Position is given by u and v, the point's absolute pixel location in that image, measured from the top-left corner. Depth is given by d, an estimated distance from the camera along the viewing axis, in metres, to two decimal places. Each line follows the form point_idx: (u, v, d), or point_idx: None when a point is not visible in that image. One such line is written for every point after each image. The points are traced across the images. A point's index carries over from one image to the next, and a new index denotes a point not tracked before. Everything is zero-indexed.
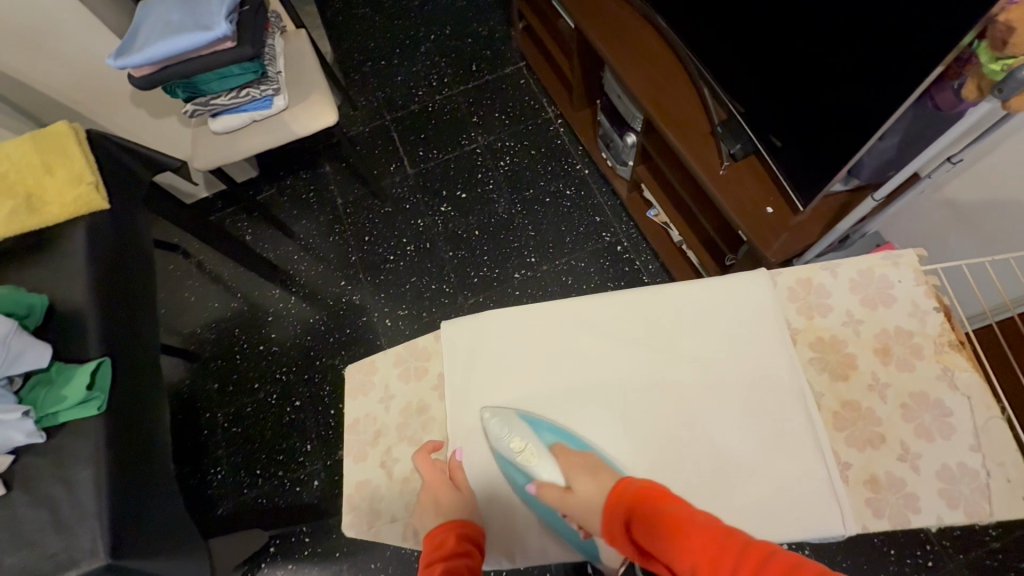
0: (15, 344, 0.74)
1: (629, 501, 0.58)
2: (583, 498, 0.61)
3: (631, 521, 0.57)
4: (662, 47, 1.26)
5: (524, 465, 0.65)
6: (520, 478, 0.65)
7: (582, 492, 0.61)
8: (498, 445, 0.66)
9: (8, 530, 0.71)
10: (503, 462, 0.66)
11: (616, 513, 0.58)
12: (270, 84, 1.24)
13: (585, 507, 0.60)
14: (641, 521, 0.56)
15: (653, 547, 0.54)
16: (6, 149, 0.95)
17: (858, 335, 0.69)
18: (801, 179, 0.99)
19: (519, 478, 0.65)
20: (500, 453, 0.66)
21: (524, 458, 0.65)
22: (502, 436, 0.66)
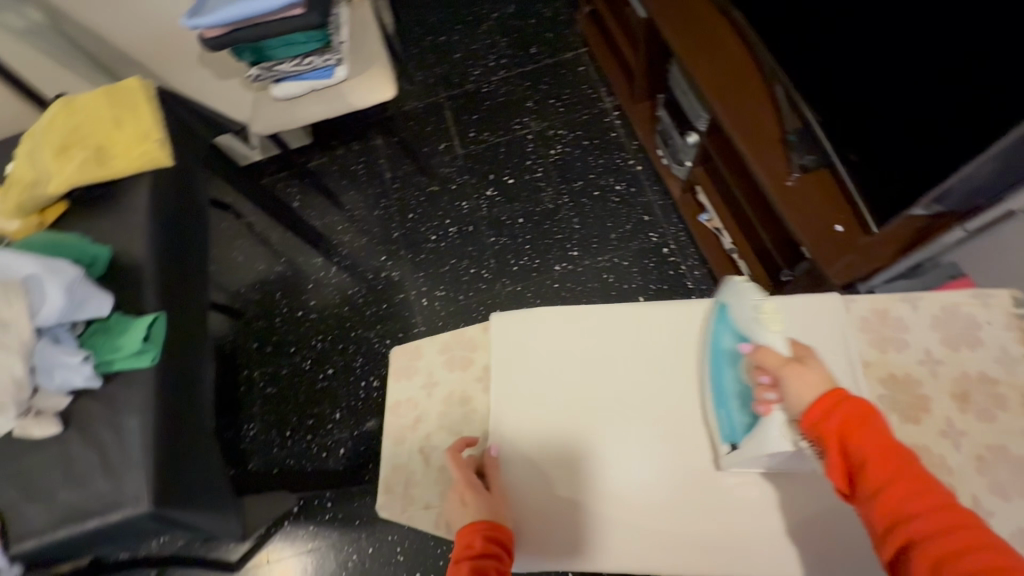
0: (79, 292, 0.77)
1: (856, 414, 0.55)
2: (798, 372, 0.58)
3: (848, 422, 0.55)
4: (736, 43, 1.19)
5: (750, 326, 0.65)
6: (734, 337, 0.67)
7: (804, 371, 0.58)
8: (732, 302, 0.68)
9: (62, 467, 0.75)
10: (722, 318, 0.69)
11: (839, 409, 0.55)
12: (333, 53, 1.24)
13: (796, 382, 0.58)
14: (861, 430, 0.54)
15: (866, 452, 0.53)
16: (82, 101, 0.98)
17: (935, 376, 0.64)
18: (878, 197, 0.93)
19: (731, 337, 0.68)
20: (731, 309, 0.68)
21: (757, 320, 0.64)
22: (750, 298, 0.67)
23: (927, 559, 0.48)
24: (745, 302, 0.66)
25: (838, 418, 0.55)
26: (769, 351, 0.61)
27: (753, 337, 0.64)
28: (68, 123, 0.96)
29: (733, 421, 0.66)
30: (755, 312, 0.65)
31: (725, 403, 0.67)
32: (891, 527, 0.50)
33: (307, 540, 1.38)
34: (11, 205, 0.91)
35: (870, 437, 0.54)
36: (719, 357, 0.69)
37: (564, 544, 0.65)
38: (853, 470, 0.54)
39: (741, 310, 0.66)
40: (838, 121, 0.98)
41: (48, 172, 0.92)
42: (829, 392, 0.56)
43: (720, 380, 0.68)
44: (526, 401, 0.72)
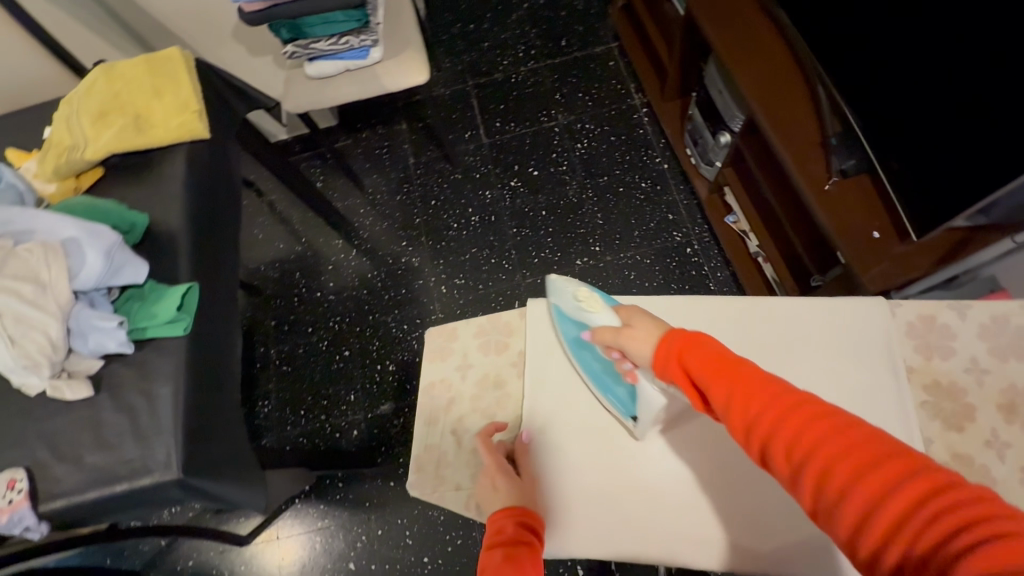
0: (117, 257, 0.77)
1: (682, 346, 0.57)
2: (632, 337, 0.62)
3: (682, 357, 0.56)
4: (776, 42, 1.18)
5: (581, 313, 0.69)
6: (573, 327, 0.71)
7: (633, 336, 0.62)
8: (557, 301, 0.72)
9: (92, 429, 0.75)
10: (559, 315, 0.73)
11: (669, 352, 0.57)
12: (369, 34, 1.24)
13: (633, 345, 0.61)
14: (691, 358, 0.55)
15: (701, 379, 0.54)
16: (122, 68, 0.98)
17: (980, 385, 0.64)
18: (919, 206, 0.92)
19: (573, 328, 0.71)
20: (562, 306, 0.72)
21: (583, 306, 0.69)
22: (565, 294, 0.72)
23: (784, 449, 0.46)
24: (565, 296, 0.72)
25: (675, 348, 0.57)
26: (605, 328, 0.65)
27: (588, 320, 0.68)
28: (108, 90, 0.96)
29: (619, 396, 0.67)
30: (575, 300, 0.71)
31: (603, 383, 0.68)
32: (748, 432, 0.49)
33: (317, 518, 1.39)
34: (48, 167, 0.92)
35: (702, 354, 0.54)
36: (575, 347, 0.71)
37: (594, 536, 0.65)
38: (703, 388, 0.54)
39: (567, 302, 0.71)
40: (882, 126, 0.97)
41: (88, 138, 0.92)
42: (660, 337, 0.59)
43: (589, 366, 0.69)
44: (561, 391, 0.72)
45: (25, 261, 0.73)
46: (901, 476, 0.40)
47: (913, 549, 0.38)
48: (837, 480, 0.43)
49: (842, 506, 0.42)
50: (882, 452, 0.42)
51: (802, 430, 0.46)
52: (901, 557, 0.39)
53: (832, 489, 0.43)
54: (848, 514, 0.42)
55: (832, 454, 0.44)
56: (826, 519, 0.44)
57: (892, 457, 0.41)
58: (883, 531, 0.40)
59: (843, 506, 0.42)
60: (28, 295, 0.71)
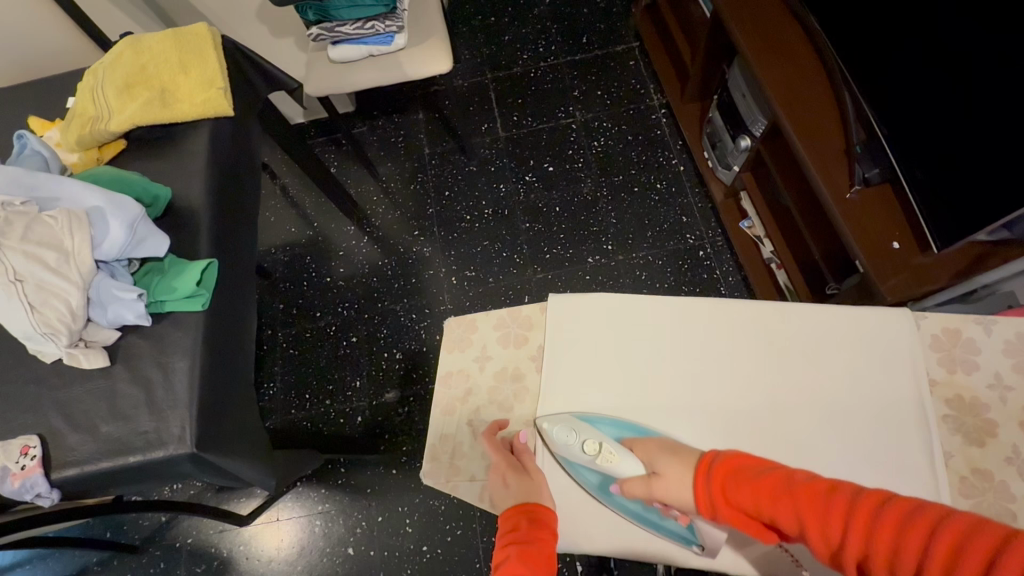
0: (140, 229, 0.77)
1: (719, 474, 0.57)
2: (669, 483, 0.59)
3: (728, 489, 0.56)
4: (805, 47, 1.17)
5: (600, 466, 0.63)
6: (594, 476, 0.65)
7: (668, 480, 0.59)
8: (568, 454, 0.65)
9: (107, 401, 0.75)
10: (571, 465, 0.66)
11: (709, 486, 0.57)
12: (395, 21, 1.23)
13: (673, 491, 0.59)
14: (738, 488, 0.56)
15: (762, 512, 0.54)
16: (149, 42, 0.98)
17: (1003, 403, 0.64)
18: (942, 218, 0.91)
19: (594, 476, 0.65)
20: (573, 459, 0.65)
21: (600, 461, 0.63)
22: (571, 444, 0.65)
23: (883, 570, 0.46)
24: (573, 451, 0.64)
25: (718, 477, 0.57)
26: (635, 481, 0.61)
27: (611, 472, 0.63)
28: (134, 63, 0.96)
29: (673, 530, 0.62)
30: (586, 453, 0.64)
31: (652, 523, 0.63)
32: (838, 557, 0.49)
33: (317, 502, 1.40)
34: (71, 137, 0.92)
35: (749, 483, 0.55)
36: (604, 492, 0.64)
37: (606, 530, 0.64)
38: (768, 518, 0.54)
39: (577, 455, 0.64)
40: (909, 137, 0.96)
41: (112, 110, 0.92)
42: (696, 479, 0.58)
43: (627, 509, 0.63)
44: (579, 385, 0.70)
45: (50, 229, 0.73)
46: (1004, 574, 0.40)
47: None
48: None
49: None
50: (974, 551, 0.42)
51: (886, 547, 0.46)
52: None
53: None
54: None
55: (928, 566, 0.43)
56: None
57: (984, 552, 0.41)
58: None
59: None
60: (51, 262, 0.72)
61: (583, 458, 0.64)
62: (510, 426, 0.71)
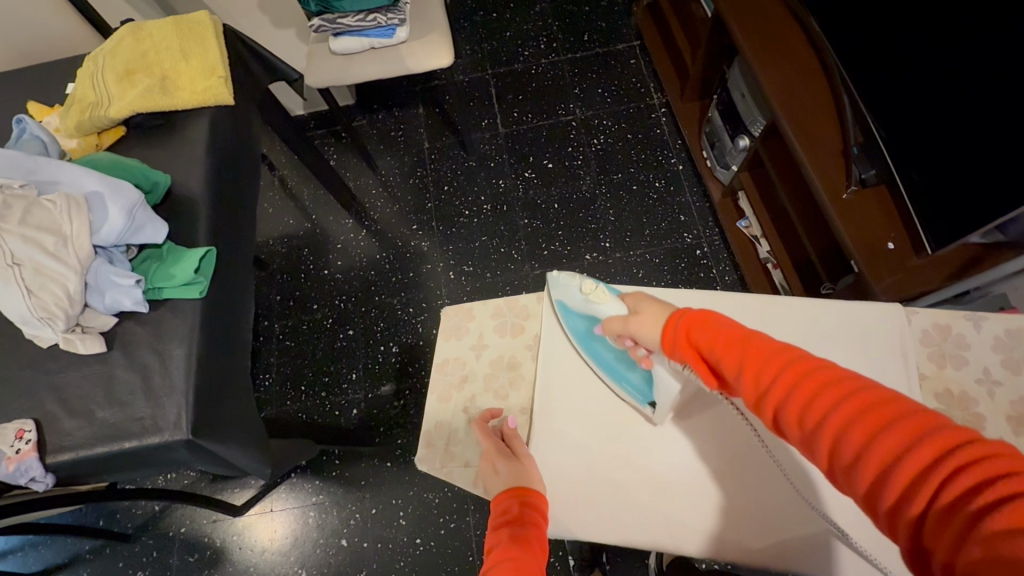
0: (139, 216, 0.77)
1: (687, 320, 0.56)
2: (642, 322, 0.60)
3: (690, 332, 0.55)
4: (805, 48, 1.18)
5: (589, 307, 0.67)
6: (581, 321, 0.70)
7: (643, 321, 0.60)
8: (565, 297, 0.71)
9: (104, 385, 0.76)
10: (564, 310, 0.71)
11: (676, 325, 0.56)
12: (397, 14, 1.23)
13: (643, 329, 0.60)
14: (699, 332, 0.54)
15: (711, 354, 0.52)
16: (150, 29, 0.98)
17: (991, 397, 0.64)
18: (937, 220, 0.92)
19: (581, 320, 0.70)
20: (570, 301, 0.70)
21: (590, 299, 0.67)
22: (572, 289, 0.70)
23: (799, 420, 0.45)
24: (571, 290, 0.69)
25: (686, 321, 0.56)
26: (613, 320, 0.64)
27: (597, 314, 0.67)
28: (135, 49, 0.96)
29: (635, 384, 0.67)
30: (582, 293, 0.68)
31: (617, 374, 0.68)
32: (759, 401, 0.48)
33: (311, 494, 1.40)
34: (71, 123, 0.91)
35: (714, 327, 0.53)
36: (586, 338, 0.70)
37: (599, 520, 0.65)
38: (715, 362, 0.52)
39: (574, 295, 0.70)
40: (906, 138, 0.97)
41: (112, 95, 0.92)
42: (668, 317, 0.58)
43: (601, 357, 0.69)
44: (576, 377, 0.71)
45: (49, 212, 0.73)
46: (916, 426, 0.39)
47: (925, 510, 0.36)
48: (854, 441, 0.41)
49: (858, 466, 0.40)
50: (895, 409, 0.40)
51: (809, 399, 0.44)
52: (919, 516, 0.36)
53: (847, 452, 0.41)
54: (868, 473, 0.40)
55: (841, 420, 0.42)
56: (844, 482, 0.42)
57: (905, 416, 0.39)
58: (901, 488, 0.38)
59: (859, 470, 0.40)
60: (49, 247, 0.71)
61: (579, 298, 0.68)
62: (502, 413, 0.72)
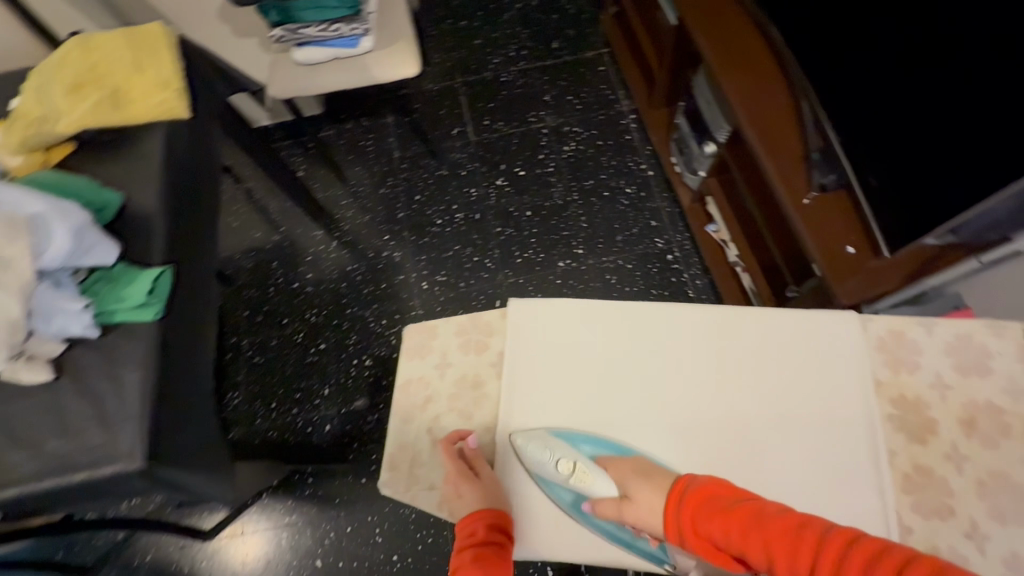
0: (88, 237, 0.74)
1: (691, 499, 0.59)
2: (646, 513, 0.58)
3: (699, 519, 0.58)
4: (765, 57, 1.20)
5: (574, 486, 0.64)
6: (571, 498, 0.65)
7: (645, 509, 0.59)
8: (540, 468, 0.65)
9: (51, 416, 0.72)
10: (546, 484, 0.65)
11: (679, 514, 0.59)
12: (361, 23, 1.22)
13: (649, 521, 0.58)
14: (706, 519, 0.58)
15: (729, 545, 0.56)
16: (99, 41, 0.94)
17: (944, 401, 0.66)
18: (895, 223, 0.95)
19: (569, 495, 0.64)
20: (548, 476, 0.65)
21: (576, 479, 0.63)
22: (545, 462, 0.65)
23: None
24: (547, 469, 0.64)
25: (689, 510, 0.59)
26: (605, 502, 0.62)
27: (586, 492, 0.64)
28: (83, 62, 0.92)
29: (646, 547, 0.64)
30: (561, 472, 0.64)
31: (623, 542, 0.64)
32: None
33: (284, 514, 1.36)
34: (14, 139, 0.87)
35: (719, 511, 0.57)
36: (582, 511, 0.64)
37: (570, 537, 0.64)
38: (739, 554, 0.56)
39: (553, 471, 0.64)
40: (863, 146, 1.00)
41: (59, 110, 0.88)
42: (665, 510, 0.59)
43: (601, 529, 0.64)
44: (542, 391, 0.70)
45: None
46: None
47: None
48: None
49: None
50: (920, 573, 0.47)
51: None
52: None
53: None
54: None
55: None
56: None
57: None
58: None
59: None
60: None
61: (557, 477, 0.64)
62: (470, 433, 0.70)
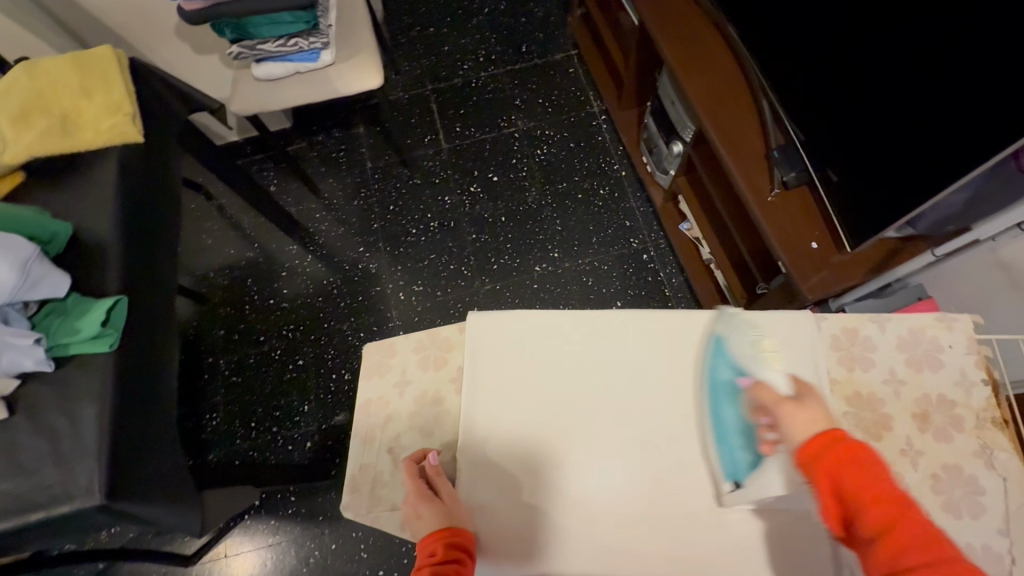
0: (35, 270, 0.72)
1: (845, 452, 0.54)
2: (804, 413, 0.58)
3: (839, 470, 0.53)
4: (725, 55, 1.21)
5: (753, 361, 0.67)
6: (731, 371, 0.68)
7: (805, 408, 0.58)
8: (736, 338, 0.70)
9: (6, 454, 0.70)
10: (716, 351, 0.70)
11: (827, 453, 0.54)
12: (320, 37, 1.20)
13: (799, 419, 0.58)
14: (851, 475, 0.53)
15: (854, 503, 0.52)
16: (47, 67, 0.92)
17: (897, 396, 0.67)
18: (855, 218, 0.96)
19: (728, 370, 0.68)
20: (734, 346, 0.69)
21: (762, 357, 0.67)
22: (747, 335, 0.70)
23: None
24: (746, 338, 0.69)
25: (838, 456, 0.54)
26: (768, 389, 0.61)
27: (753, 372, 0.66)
28: (30, 90, 0.90)
29: (735, 459, 0.65)
30: (755, 347, 0.68)
31: (726, 438, 0.66)
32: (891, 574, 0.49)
33: (267, 534, 1.35)
34: None
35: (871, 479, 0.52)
36: (718, 391, 0.68)
37: (536, 550, 0.64)
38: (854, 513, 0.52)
39: (744, 346, 0.69)
40: (820, 141, 1.01)
41: (6, 139, 0.87)
42: (820, 436, 0.55)
43: (719, 417, 0.67)
44: (504, 403, 0.70)
45: None
46: None
47: None
48: None
49: None
50: None
51: None
52: None
53: None
54: None
55: None
56: None
57: None
58: None
59: None
60: None
61: (750, 347, 0.68)
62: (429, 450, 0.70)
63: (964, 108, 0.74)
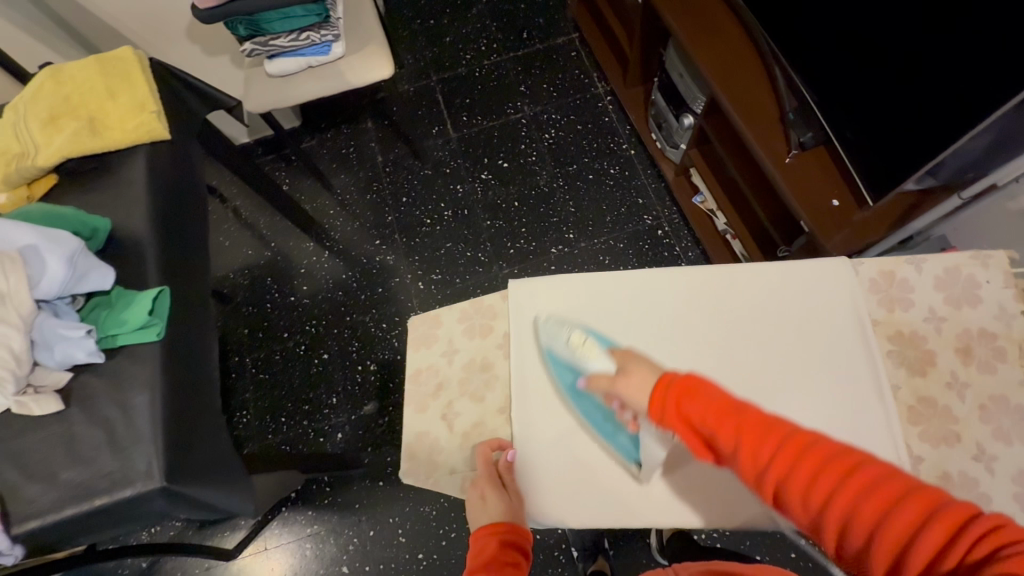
0: (81, 263, 0.74)
1: (679, 388, 0.57)
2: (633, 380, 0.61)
3: (681, 407, 0.56)
4: (732, 23, 1.22)
5: (577, 360, 0.68)
6: (571, 375, 0.69)
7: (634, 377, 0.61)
8: (552, 345, 0.70)
9: (64, 445, 0.72)
10: (552, 361, 0.71)
11: (668, 400, 0.57)
12: (330, 29, 1.21)
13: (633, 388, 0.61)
14: (692, 403, 0.55)
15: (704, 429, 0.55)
16: (71, 70, 0.94)
17: (939, 332, 0.69)
18: (878, 169, 0.96)
19: (568, 373, 0.69)
20: (554, 348, 0.70)
21: (578, 353, 0.67)
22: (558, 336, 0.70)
23: (799, 499, 0.48)
24: (559, 343, 0.70)
25: (675, 393, 0.57)
26: (600, 375, 0.64)
27: (584, 368, 0.67)
28: (57, 94, 0.92)
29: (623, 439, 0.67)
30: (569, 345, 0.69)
31: (607, 433, 0.67)
32: (759, 480, 0.51)
33: (305, 525, 1.37)
34: None
35: (706, 401, 0.55)
36: (572, 393, 0.69)
37: (582, 503, 0.66)
38: (709, 434, 0.54)
39: (561, 347, 0.69)
40: (834, 100, 1.02)
41: (38, 144, 0.88)
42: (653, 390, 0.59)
43: (589, 412, 0.68)
44: (550, 365, 0.72)
45: None
46: (912, 507, 0.43)
47: None
48: (863, 527, 0.44)
49: (869, 548, 0.44)
50: (893, 486, 0.44)
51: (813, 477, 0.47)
52: None
53: (855, 534, 0.45)
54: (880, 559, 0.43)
55: (850, 499, 0.45)
56: (855, 557, 0.46)
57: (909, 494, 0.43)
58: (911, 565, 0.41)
59: (872, 553, 0.44)
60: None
61: (566, 348, 0.69)
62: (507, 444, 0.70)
63: (977, 52, 0.75)
